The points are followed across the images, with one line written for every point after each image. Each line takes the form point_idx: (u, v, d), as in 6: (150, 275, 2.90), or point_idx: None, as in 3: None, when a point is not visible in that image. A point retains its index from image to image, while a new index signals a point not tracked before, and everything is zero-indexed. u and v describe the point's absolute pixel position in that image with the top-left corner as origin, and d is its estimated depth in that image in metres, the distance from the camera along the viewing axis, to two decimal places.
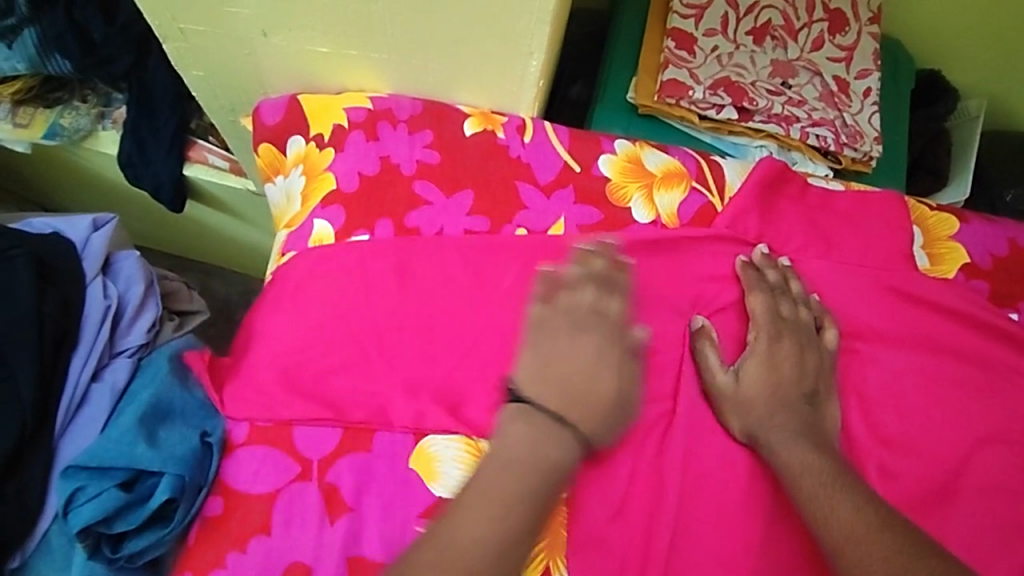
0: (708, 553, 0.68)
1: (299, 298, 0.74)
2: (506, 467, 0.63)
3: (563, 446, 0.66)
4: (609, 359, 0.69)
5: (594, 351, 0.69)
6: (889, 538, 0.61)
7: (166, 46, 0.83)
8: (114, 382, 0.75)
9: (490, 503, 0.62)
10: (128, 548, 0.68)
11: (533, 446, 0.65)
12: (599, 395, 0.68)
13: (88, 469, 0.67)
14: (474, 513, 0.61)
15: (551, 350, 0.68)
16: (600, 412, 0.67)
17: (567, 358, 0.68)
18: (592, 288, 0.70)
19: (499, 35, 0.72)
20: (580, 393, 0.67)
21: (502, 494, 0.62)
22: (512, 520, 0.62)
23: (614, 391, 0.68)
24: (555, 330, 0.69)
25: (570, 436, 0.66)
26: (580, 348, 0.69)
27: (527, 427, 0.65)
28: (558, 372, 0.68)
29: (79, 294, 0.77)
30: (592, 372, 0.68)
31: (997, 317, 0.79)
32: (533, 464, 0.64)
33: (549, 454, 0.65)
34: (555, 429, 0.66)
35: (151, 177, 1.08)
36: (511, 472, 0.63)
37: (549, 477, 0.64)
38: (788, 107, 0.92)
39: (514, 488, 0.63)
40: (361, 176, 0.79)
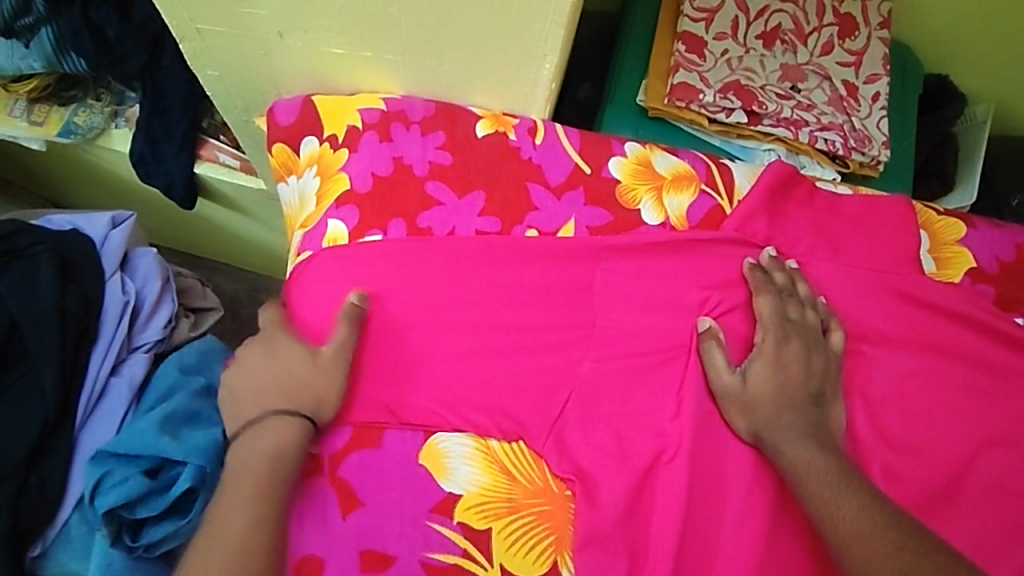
0: (713, 552, 0.69)
1: (313, 296, 0.76)
2: (239, 475, 0.66)
3: (284, 433, 0.68)
4: (284, 349, 0.72)
5: (285, 350, 0.72)
6: (895, 535, 0.61)
7: (183, 45, 0.84)
8: (131, 376, 0.77)
9: (223, 519, 0.65)
10: (147, 537, 0.70)
11: (255, 449, 0.67)
12: (300, 373, 0.70)
13: (117, 455, 0.70)
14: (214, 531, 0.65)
15: (242, 378, 0.72)
16: (297, 389, 0.70)
17: (259, 370, 0.71)
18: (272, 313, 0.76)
19: (511, 38, 0.73)
20: (275, 388, 0.70)
21: (237, 502, 0.65)
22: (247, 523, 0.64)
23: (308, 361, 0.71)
24: (256, 350, 0.73)
25: (296, 420, 0.69)
26: (253, 366, 0.72)
27: (243, 440, 0.69)
28: (236, 385, 0.71)
29: (98, 291, 0.78)
30: (278, 368, 0.71)
31: (1002, 321, 0.80)
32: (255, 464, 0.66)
33: (260, 449, 0.67)
34: (263, 423, 0.69)
35: (163, 175, 1.10)
36: (239, 480, 0.66)
37: (277, 467, 0.66)
38: (797, 111, 0.93)
39: (249, 491, 0.65)
40: (375, 177, 0.80)
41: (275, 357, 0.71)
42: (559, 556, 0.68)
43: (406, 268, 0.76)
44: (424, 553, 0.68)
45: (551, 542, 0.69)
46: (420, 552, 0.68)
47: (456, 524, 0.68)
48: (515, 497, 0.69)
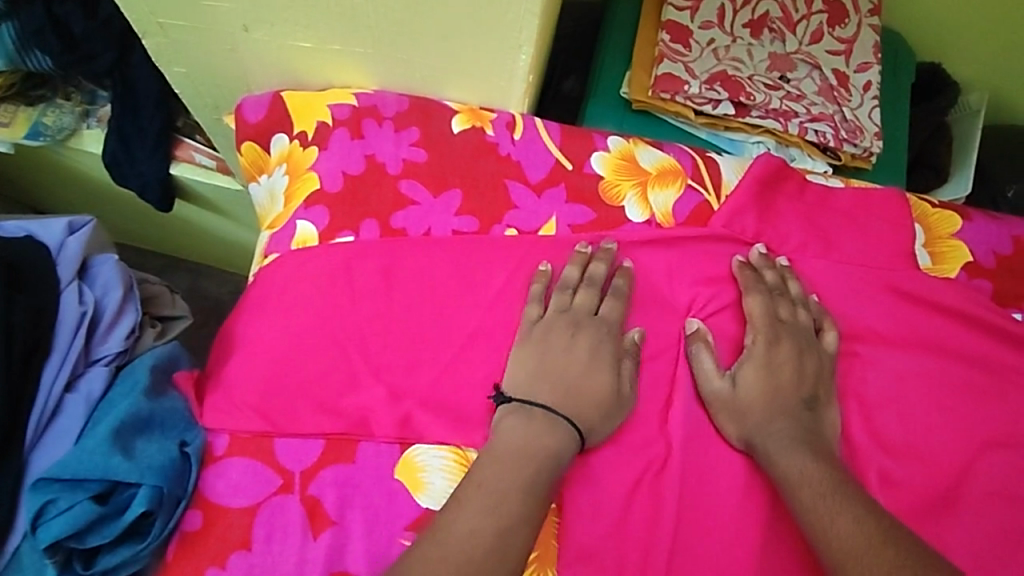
0: (705, 566, 0.66)
1: (283, 302, 0.72)
2: (501, 460, 0.62)
3: (559, 435, 0.65)
4: (604, 355, 0.68)
5: (605, 347, 0.69)
6: (893, 552, 0.58)
7: (145, 41, 0.80)
8: (89, 391, 0.73)
9: (487, 495, 0.60)
10: (102, 564, 0.65)
11: (526, 440, 0.64)
12: (598, 384, 0.67)
13: (61, 481, 0.64)
14: (470, 506, 0.60)
15: (547, 347, 0.68)
16: (593, 404, 0.66)
17: (563, 353, 0.68)
18: (588, 289, 0.71)
19: (487, 28, 0.69)
20: (574, 386, 0.67)
21: (497, 486, 0.61)
22: (509, 507, 0.60)
23: (610, 382, 0.67)
24: (585, 335, 0.69)
25: (565, 425, 0.65)
26: (574, 346, 0.68)
27: (523, 420, 0.65)
28: (547, 356, 0.68)
29: (53, 301, 0.75)
30: (591, 365, 0.68)
31: (1000, 318, 0.77)
32: (526, 455, 0.63)
33: (547, 442, 0.64)
34: (551, 418, 0.65)
35: (137, 177, 1.05)
36: (504, 465, 0.62)
37: (550, 468, 0.63)
38: (786, 102, 0.90)
39: (520, 480, 0.61)
40: (346, 176, 0.77)
41: (592, 364, 0.68)
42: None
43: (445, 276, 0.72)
44: None
45: (534, 560, 0.65)
46: None
47: None
48: None
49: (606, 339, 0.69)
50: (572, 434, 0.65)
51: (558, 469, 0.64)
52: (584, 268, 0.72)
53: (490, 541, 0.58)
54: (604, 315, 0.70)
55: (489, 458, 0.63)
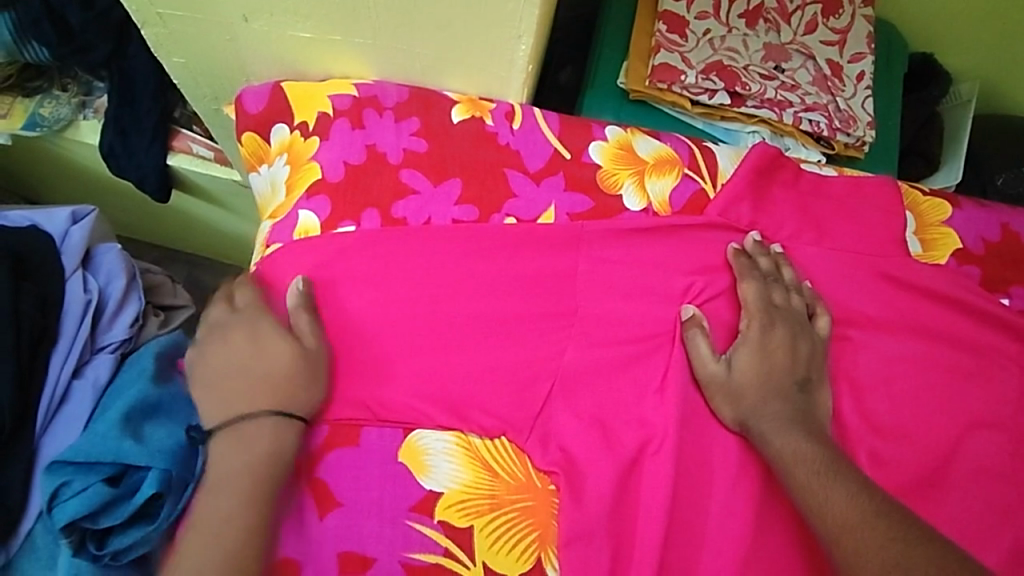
0: (699, 544, 0.68)
1: (285, 291, 0.73)
2: (222, 481, 0.65)
3: (261, 434, 0.66)
4: (263, 332, 0.70)
5: (260, 327, 0.70)
6: (885, 525, 0.60)
7: (144, 31, 0.80)
8: (96, 378, 0.74)
9: (208, 531, 0.63)
10: (113, 545, 0.67)
11: (239, 452, 0.65)
12: (278, 362, 0.68)
13: (74, 464, 0.66)
14: (200, 536, 0.63)
15: (212, 364, 0.69)
16: (278, 380, 0.67)
17: (228, 357, 0.69)
18: (224, 300, 0.72)
19: (486, 19, 0.70)
20: (255, 373, 0.68)
21: (222, 512, 0.64)
22: (235, 525, 0.63)
23: (286, 349, 0.68)
24: (238, 331, 0.70)
25: (263, 420, 0.66)
26: (234, 345, 0.69)
27: (225, 440, 0.66)
28: (206, 369, 0.69)
29: (59, 290, 0.76)
30: (250, 357, 0.69)
31: (989, 303, 0.79)
32: (242, 470, 0.64)
33: (254, 450, 0.65)
34: (250, 424, 0.66)
35: (136, 169, 1.05)
36: (226, 486, 0.64)
37: (267, 473, 0.65)
38: (781, 92, 0.91)
39: (237, 500, 0.64)
40: (346, 165, 0.78)
41: (262, 351, 0.69)
42: (544, 552, 0.67)
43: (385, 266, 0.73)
44: (403, 553, 0.66)
45: (534, 539, 0.67)
46: (400, 552, 0.66)
47: (436, 523, 0.67)
48: (496, 494, 0.68)
49: (258, 322, 0.70)
50: (285, 418, 0.66)
51: (281, 465, 0.65)
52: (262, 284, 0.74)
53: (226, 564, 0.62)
54: (239, 306, 0.72)
55: (204, 488, 0.65)
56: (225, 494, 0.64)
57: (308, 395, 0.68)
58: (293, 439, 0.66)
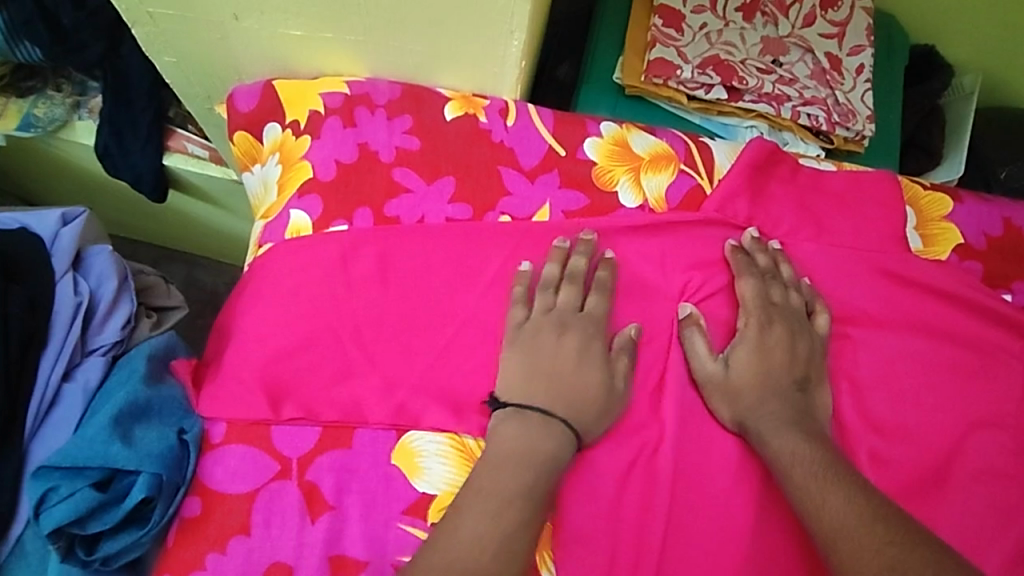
0: (698, 546, 0.67)
1: (276, 292, 0.72)
2: (502, 464, 0.63)
3: (553, 436, 0.65)
4: (592, 351, 0.69)
5: (591, 344, 0.69)
6: (883, 528, 0.59)
7: (135, 30, 0.80)
8: (86, 381, 0.74)
9: (485, 502, 0.61)
10: (103, 550, 0.67)
11: (525, 442, 0.64)
12: (590, 386, 0.67)
13: (61, 469, 0.66)
14: (472, 511, 0.61)
15: (533, 349, 0.68)
16: (582, 401, 0.67)
17: (551, 352, 0.68)
18: (569, 286, 0.71)
19: (480, 15, 0.69)
20: (563, 382, 0.67)
21: (501, 492, 0.62)
22: (511, 512, 0.61)
23: (602, 380, 0.68)
24: (574, 335, 0.69)
25: (557, 423, 0.66)
26: (564, 346, 0.69)
27: (518, 424, 0.65)
28: (543, 369, 0.68)
29: (48, 292, 0.75)
30: (578, 367, 0.68)
31: (991, 299, 0.78)
32: (526, 459, 0.63)
33: (543, 448, 0.64)
34: (545, 420, 0.66)
35: (130, 168, 1.04)
36: (506, 467, 0.63)
37: (550, 470, 0.64)
38: (779, 86, 0.90)
39: (520, 484, 0.62)
40: (339, 164, 0.77)
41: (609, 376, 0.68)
42: (539, 555, 0.65)
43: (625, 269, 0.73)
44: (396, 556, 0.65)
45: None
46: (392, 555, 0.65)
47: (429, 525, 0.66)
48: None
49: (595, 336, 0.70)
50: (567, 433, 0.66)
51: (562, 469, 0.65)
52: (562, 263, 0.72)
53: (500, 548, 0.60)
54: (590, 311, 0.71)
55: (491, 464, 0.64)
56: (507, 475, 0.63)
57: (596, 428, 0.67)
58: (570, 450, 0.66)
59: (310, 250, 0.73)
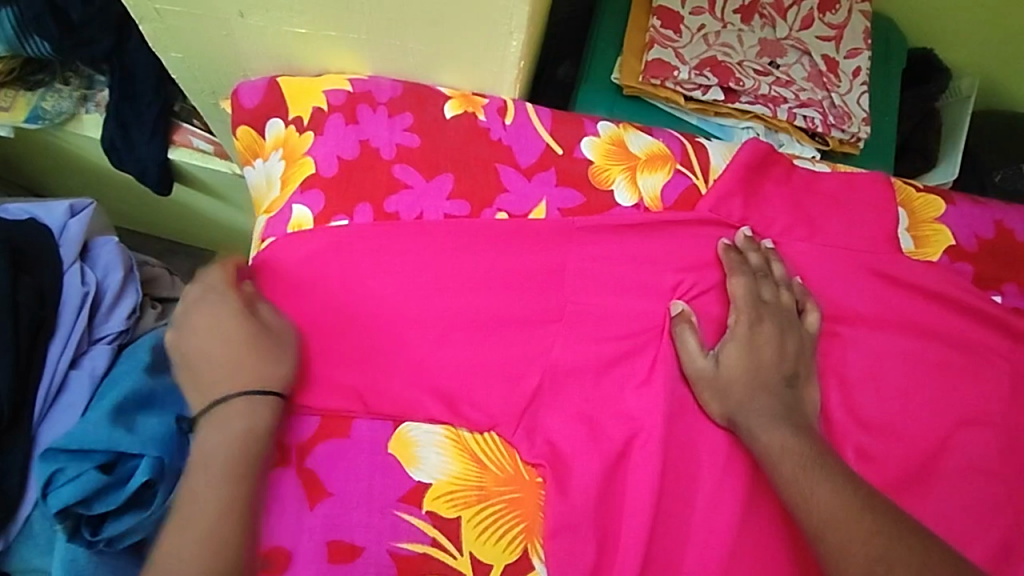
0: (683, 537, 0.68)
1: (277, 284, 0.74)
2: (200, 462, 0.65)
3: (250, 410, 0.66)
4: (229, 314, 0.69)
5: (226, 313, 0.69)
6: (869, 520, 0.61)
7: (143, 27, 0.81)
8: (92, 368, 0.75)
9: (198, 506, 0.64)
10: (108, 531, 0.69)
11: (218, 430, 0.66)
12: (264, 344, 0.68)
13: (68, 451, 0.68)
14: (184, 523, 0.64)
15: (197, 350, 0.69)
16: (250, 359, 0.68)
17: (208, 349, 0.68)
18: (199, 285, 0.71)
19: (477, 15, 0.70)
20: (236, 359, 0.68)
21: (210, 488, 0.64)
22: (225, 506, 0.64)
23: (252, 331, 0.68)
24: (205, 315, 0.69)
25: (241, 400, 0.66)
26: (217, 329, 0.69)
27: (210, 424, 0.66)
28: (199, 361, 0.68)
29: (57, 281, 0.77)
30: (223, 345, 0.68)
31: (981, 300, 0.79)
32: (226, 448, 0.65)
33: (235, 429, 0.65)
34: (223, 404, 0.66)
35: (136, 162, 1.07)
36: (204, 465, 0.65)
37: (254, 447, 0.66)
38: (776, 88, 0.91)
39: (229, 475, 0.65)
40: (340, 160, 0.78)
41: (273, 340, 0.69)
42: (530, 543, 0.68)
43: (375, 262, 0.73)
44: (391, 543, 0.67)
45: (521, 530, 0.68)
46: (388, 542, 0.67)
47: (425, 514, 0.68)
48: (484, 485, 0.68)
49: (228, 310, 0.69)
50: (252, 399, 0.66)
51: (258, 451, 0.66)
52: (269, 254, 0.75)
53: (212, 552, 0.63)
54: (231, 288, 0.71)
55: (196, 472, 0.65)
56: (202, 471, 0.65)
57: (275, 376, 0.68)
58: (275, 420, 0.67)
59: (311, 245, 0.74)
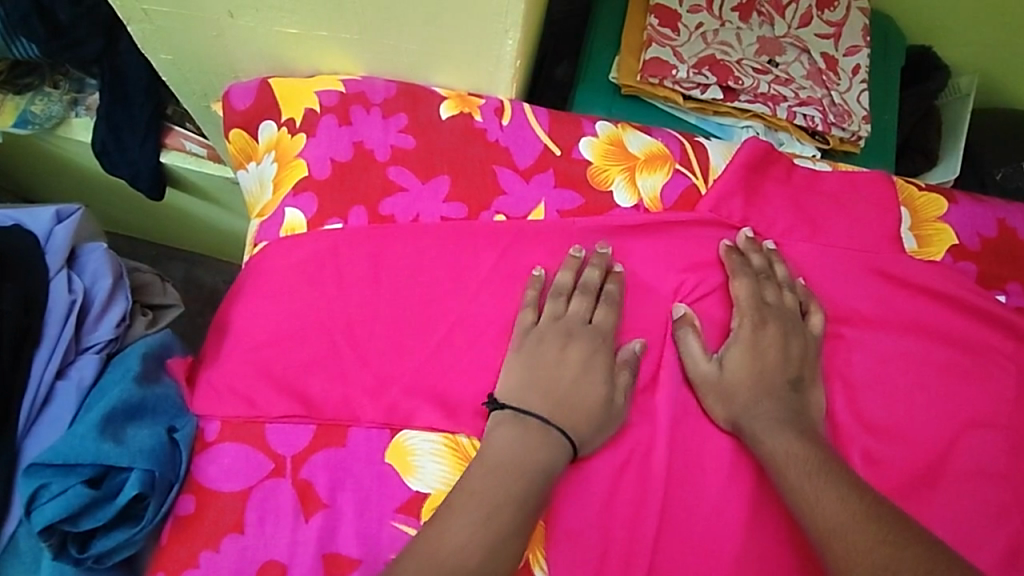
0: (689, 545, 0.67)
1: (270, 290, 0.72)
2: (498, 469, 0.64)
3: (549, 446, 0.66)
4: (597, 367, 0.69)
5: (598, 364, 0.69)
6: (874, 527, 0.59)
7: (130, 28, 0.80)
8: (80, 379, 0.73)
9: (474, 507, 0.62)
10: (96, 547, 0.67)
11: (520, 449, 0.65)
12: (593, 400, 0.67)
13: (53, 466, 0.65)
14: (461, 517, 0.61)
15: (536, 359, 0.69)
16: (575, 405, 0.67)
17: (547, 365, 0.68)
18: (582, 298, 0.71)
19: (475, 14, 0.69)
20: (563, 396, 0.68)
21: (489, 497, 0.62)
22: (500, 519, 0.62)
23: (604, 397, 0.68)
24: (579, 349, 0.69)
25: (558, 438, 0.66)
26: (566, 358, 0.69)
27: (514, 429, 0.66)
28: (548, 387, 0.68)
29: (43, 290, 0.75)
30: (583, 379, 0.68)
31: (985, 300, 0.78)
32: (519, 467, 0.64)
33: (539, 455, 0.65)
34: (543, 430, 0.66)
35: (128, 165, 1.04)
36: (496, 473, 0.63)
37: (541, 478, 0.64)
38: (775, 86, 0.90)
39: (510, 492, 0.63)
40: (334, 163, 0.77)
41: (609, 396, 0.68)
42: (531, 554, 0.66)
43: (372, 267, 0.72)
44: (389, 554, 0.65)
45: None
46: (385, 553, 0.65)
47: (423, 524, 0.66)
48: None
49: (600, 349, 0.70)
50: (565, 444, 0.66)
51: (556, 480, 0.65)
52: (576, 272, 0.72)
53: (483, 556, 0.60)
54: (597, 325, 0.71)
55: (497, 478, 0.63)
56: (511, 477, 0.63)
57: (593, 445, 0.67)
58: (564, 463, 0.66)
59: (304, 249, 0.73)
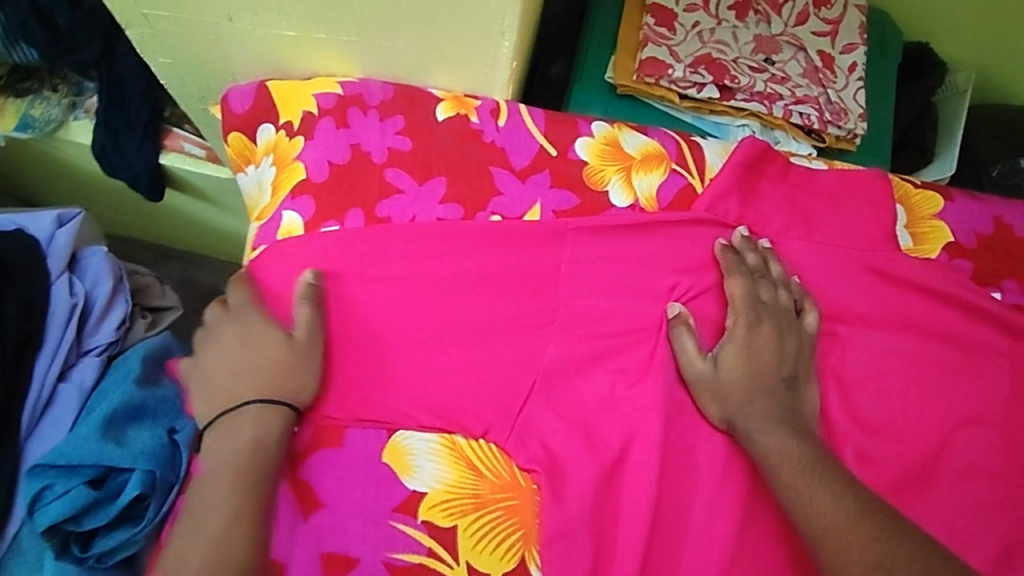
0: (681, 541, 0.67)
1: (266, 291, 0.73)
2: (209, 472, 0.64)
3: (246, 418, 0.65)
4: (256, 330, 0.69)
5: (251, 327, 0.70)
6: (869, 527, 0.59)
7: (130, 32, 0.80)
8: (82, 381, 0.75)
9: (191, 521, 0.62)
10: (98, 546, 0.68)
11: (230, 438, 0.65)
12: (268, 357, 0.68)
13: (56, 467, 0.66)
14: (183, 535, 0.62)
15: (202, 367, 0.70)
16: (242, 376, 0.68)
17: (218, 363, 0.69)
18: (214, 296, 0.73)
19: (469, 16, 0.69)
20: (243, 373, 0.68)
21: (207, 504, 0.63)
22: (215, 519, 0.62)
23: (276, 345, 0.68)
24: (231, 330, 0.70)
25: (253, 406, 0.66)
26: (225, 346, 0.69)
27: (219, 432, 0.66)
28: (209, 386, 0.69)
29: (43, 293, 0.76)
30: (244, 349, 0.68)
31: (980, 298, 0.78)
32: (230, 458, 0.64)
33: (244, 437, 0.65)
34: (233, 415, 0.66)
35: (127, 168, 1.05)
36: (210, 479, 0.64)
37: (252, 457, 0.64)
38: (771, 84, 0.90)
39: (224, 484, 0.63)
40: (331, 165, 0.77)
41: (291, 345, 0.68)
42: (528, 552, 0.67)
43: (367, 268, 0.72)
44: (387, 554, 0.66)
45: (518, 538, 0.67)
46: (383, 552, 0.66)
47: (420, 523, 0.67)
48: (480, 493, 0.68)
49: (248, 319, 0.70)
50: (259, 407, 0.66)
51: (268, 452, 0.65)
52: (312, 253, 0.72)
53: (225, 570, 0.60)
54: (234, 305, 0.72)
55: (209, 479, 0.64)
56: (221, 472, 0.64)
57: (303, 385, 0.68)
58: (279, 430, 0.66)
59: (301, 251, 0.73)
